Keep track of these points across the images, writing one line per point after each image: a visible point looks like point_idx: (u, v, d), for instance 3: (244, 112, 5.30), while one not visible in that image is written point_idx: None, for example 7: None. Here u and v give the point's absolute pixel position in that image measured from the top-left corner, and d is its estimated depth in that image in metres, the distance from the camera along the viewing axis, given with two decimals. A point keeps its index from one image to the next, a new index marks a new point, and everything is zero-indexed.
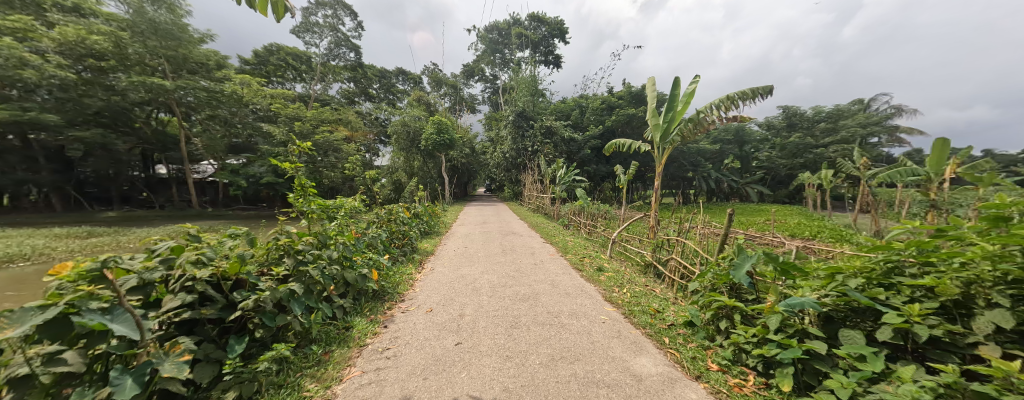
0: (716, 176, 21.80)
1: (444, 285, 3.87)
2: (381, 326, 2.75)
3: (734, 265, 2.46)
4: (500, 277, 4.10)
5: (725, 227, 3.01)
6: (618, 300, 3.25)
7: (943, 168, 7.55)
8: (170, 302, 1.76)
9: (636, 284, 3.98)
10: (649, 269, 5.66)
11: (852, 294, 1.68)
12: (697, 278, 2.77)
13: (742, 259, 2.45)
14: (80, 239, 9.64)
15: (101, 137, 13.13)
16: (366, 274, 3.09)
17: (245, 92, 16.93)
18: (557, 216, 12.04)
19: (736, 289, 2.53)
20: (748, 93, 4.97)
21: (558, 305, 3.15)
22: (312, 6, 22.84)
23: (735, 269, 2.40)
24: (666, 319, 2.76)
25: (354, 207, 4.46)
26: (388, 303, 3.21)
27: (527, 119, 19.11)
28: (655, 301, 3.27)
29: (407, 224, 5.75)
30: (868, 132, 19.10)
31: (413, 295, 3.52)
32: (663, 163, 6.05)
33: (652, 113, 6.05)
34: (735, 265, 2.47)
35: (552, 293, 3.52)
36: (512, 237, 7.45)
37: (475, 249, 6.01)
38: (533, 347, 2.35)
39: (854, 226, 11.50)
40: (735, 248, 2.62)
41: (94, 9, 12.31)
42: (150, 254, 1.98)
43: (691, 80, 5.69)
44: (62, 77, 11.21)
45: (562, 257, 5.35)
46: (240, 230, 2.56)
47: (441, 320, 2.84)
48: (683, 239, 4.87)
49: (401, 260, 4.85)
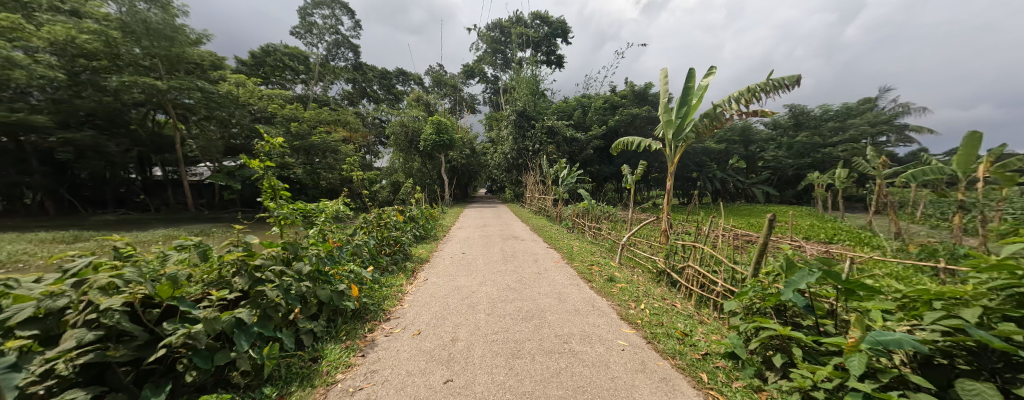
0: (722, 177, 21.30)
1: (437, 299, 3.43)
2: (358, 355, 2.31)
3: (785, 283, 2.02)
4: (500, 290, 3.64)
5: (764, 236, 2.57)
6: (637, 320, 2.80)
7: (975, 166, 7.04)
8: (61, 344, 1.33)
9: (654, 297, 3.52)
10: (662, 278, 5.23)
11: (976, 332, 1.24)
12: (735, 298, 2.32)
13: (795, 275, 2.01)
14: (65, 244, 9.26)
15: (93, 138, 12.80)
16: (345, 291, 2.67)
17: (240, 92, 16.52)
18: (560, 218, 11.62)
19: (786, 313, 2.10)
20: (772, 84, 4.51)
21: (568, 327, 2.70)
22: (310, 6, 22.53)
23: (789, 288, 1.95)
24: (698, 346, 2.32)
25: (338, 211, 4.03)
26: (370, 324, 2.77)
27: (529, 119, 18.51)
28: (679, 320, 2.83)
29: (400, 229, 5.31)
30: (878, 131, 18.62)
31: (400, 313, 3.07)
32: (675, 162, 5.62)
33: (664, 107, 5.65)
34: (787, 283, 2.02)
35: (558, 310, 3.07)
36: (513, 241, 7.02)
37: (473, 255, 5.57)
38: (539, 387, 1.90)
39: (869, 228, 11.04)
40: (782, 261, 2.19)
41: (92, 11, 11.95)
42: (57, 276, 1.57)
43: (706, 73, 5.24)
44: (51, 77, 10.82)
45: (568, 264, 4.91)
46: (191, 241, 2.16)
47: (429, 347, 2.40)
48: (704, 245, 4.41)
49: (391, 269, 4.42)
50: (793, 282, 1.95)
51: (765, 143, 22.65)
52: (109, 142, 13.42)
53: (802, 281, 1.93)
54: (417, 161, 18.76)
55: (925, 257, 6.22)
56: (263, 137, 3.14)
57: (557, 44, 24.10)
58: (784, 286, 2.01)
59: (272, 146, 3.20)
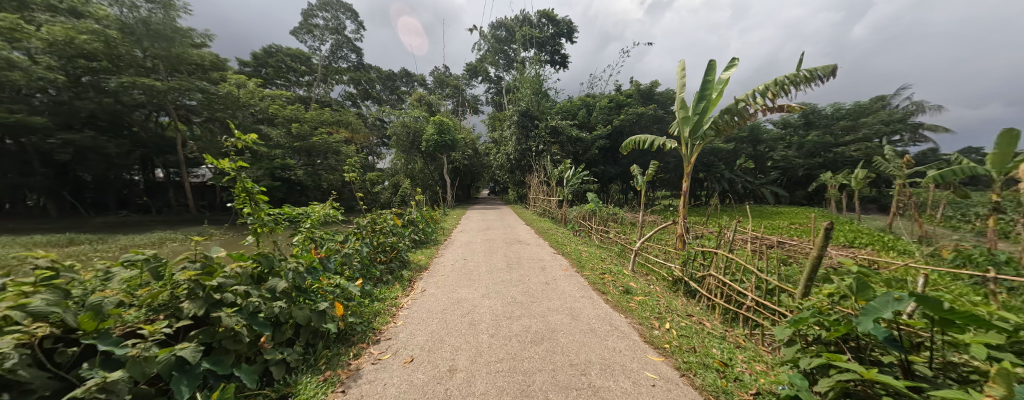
0: (730, 177, 20.81)
1: (434, 315, 3.06)
2: (339, 390, 1.95)
3: (863, 310, 1.63)
4: (505, 305, 3.26)
5: (819, 249, 2.16)
6: (666, 345, 2.42)
7: (1012, 165, 6.59)
8: None
9: (679, 313, 3.13)
10: (679, 286, 4.88)
11: None
12: (791, 324, 1.93)
13: (875, 299, 1.63)
14: (58, 248, 9.07)
15: (93, 140, 12.40)
16: (328, 310, 2.33)
17: (241, 93, 16.30)
18: (565, 221, 11.25)
19: (858, 344, 1.73)
20: (803, 76, 4.11)
21: (584, 353, 2.31)
22: (312, 7, 22.35)
23: (871, 317, 1.57)
24: (745, 383, 1.96)
25: (327, 216, 3.67)
26: (357, 348, 2.42)
27: (532, 118, 18.13)
28: (712, 343, 2.47)
29: (398, 234, 4.98)
30: (893, 130, 18.08)
31: (392, 334, 2.71)
32: (693, 163, 5.21)
33: (680, 102, 5.25)
34: (864, 310, 1.63)
35: (572, 330, 2.69)
36: (517, 246, 6.64)
37: (475, 262, 5.21)
38: None
39: (889, 231, 10.55)
40: (850, 282, 1.79)
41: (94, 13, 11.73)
42: None
43: (727, 64, 4.85)
44: (50, 79, 10.53)
45: (579, 273, 4.51)
46: (142, 255, 1.82)
47: (423, 380, 2.03)
48: (732, 253, 3.99)
49: (387, 279, 4.08)
50: (878, 310, 1.57)
51: (775, 142, 22.07)
52: (109, 144, 13.04)
53: (889, 307, 1.54)
54: (419, 163, 18.57)
55: (959, 263, 5.77)
56: (233, 134, 2.75)
57: (561, 44, 23.75)
58: (862, 314, 1.62)
59: (245, 143, 2.81)
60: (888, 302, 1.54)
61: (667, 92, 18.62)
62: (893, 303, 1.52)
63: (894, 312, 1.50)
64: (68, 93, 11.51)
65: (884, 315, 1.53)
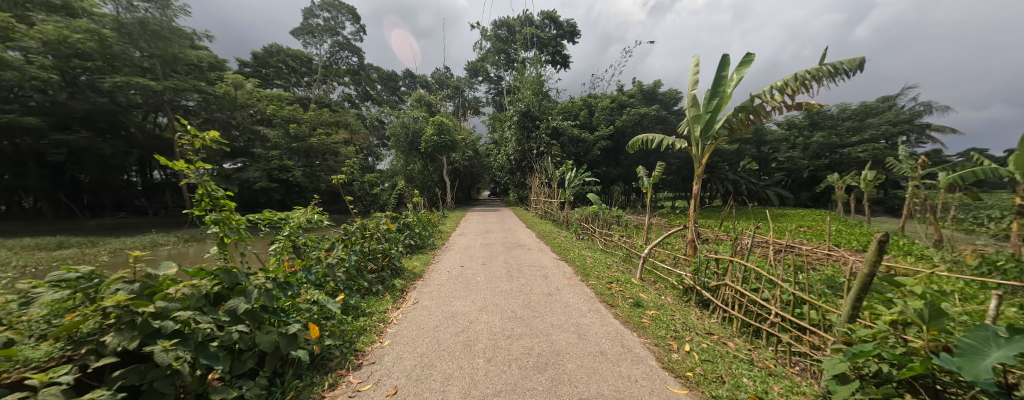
0: (734, 178, 20.55)
1: (425, 333, 2.76)
2: None
3: (958, 348, 1.34)
4: (504, 321, 2.95)
5: (870, 265, 1.85)
6: (690, 374, 2.10)
7: None
8: None
9: (696, 331, 2.84)
10: (691, 296, 4.60)
11: None
12: (846, 357, 1.61)
13: (971, 333, 1.35)
14: (46, 251, 8.80)
15: (87, 140, 12.00)
16: (300, 331, 2.04)
17: (239, 94, 15.97)
18: (567, 223, 10.98)
19: (935, 385, 1.44)
20: (828, 70, 3.78)
21: (595, 384, 2.00)
22: (313, 7, 22.16)
23: (975, 360, 1.27)
24: None
25: (310, 222, 3.36)
26: (335, 377, 2.12)
27: (534, 119, 17.86)
28: (740, 368, 2.17)
29: (390, 240, 4.68)
30: (899, 131, 17.71)
31: (376, 357, 2.40)
32: (704, 164, 4.90)
33: (691, 100, 4.94)
34: (962, 349, 1.34)
35: (579, 353, 2.38)
36: (518, 252, 6.32)
37: (474, 269, 4.91)
38: None
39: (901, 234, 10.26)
40: (917, 308, 1.49)
41: (89, 11, 11.46)
42: None
43: (742, 60, 4.53)
44: (44, 78, 10.22)
45: (583, 282, 4.19)
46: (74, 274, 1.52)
47: None
48: (752, 262, 3.72)
49: (378, 290, 3.79)
50: (980, 349, 1.29)
51: (779, 143, 21.79)
52: (104, 144, 12.57)
53: (994, 346, 1.26)
54: (419, 164, 18.40)
55: (985, 270, 5.44)
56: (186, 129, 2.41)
57: (564, 44, 23.51)
58: (958, 352, 1.34)
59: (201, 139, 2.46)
60: (992, 340, 1.26)
61: (671, 91, 18.32)
62: (1000, 341, 1.24)
63: (1004, 354, 1.22)
64: (63, 93, 11.27)
65: (991, 356, 1.25)
